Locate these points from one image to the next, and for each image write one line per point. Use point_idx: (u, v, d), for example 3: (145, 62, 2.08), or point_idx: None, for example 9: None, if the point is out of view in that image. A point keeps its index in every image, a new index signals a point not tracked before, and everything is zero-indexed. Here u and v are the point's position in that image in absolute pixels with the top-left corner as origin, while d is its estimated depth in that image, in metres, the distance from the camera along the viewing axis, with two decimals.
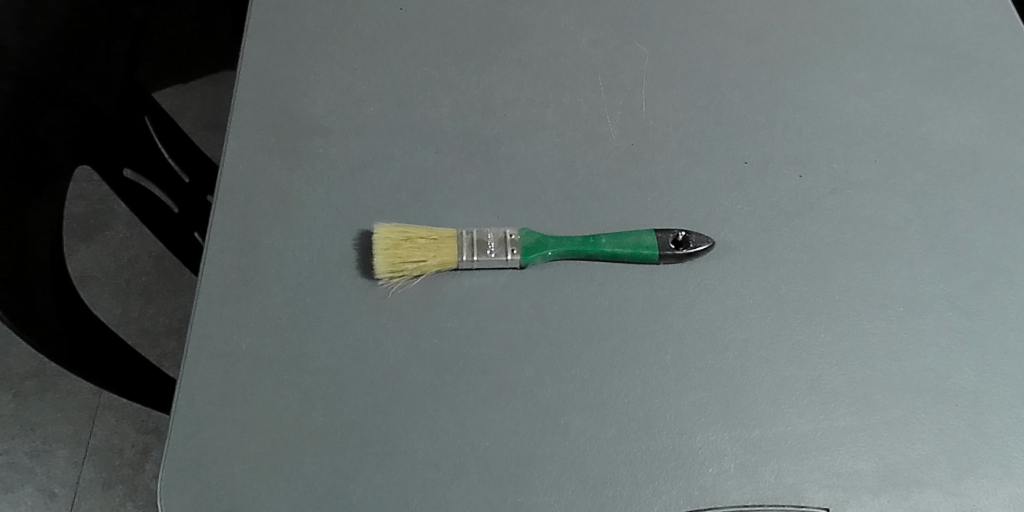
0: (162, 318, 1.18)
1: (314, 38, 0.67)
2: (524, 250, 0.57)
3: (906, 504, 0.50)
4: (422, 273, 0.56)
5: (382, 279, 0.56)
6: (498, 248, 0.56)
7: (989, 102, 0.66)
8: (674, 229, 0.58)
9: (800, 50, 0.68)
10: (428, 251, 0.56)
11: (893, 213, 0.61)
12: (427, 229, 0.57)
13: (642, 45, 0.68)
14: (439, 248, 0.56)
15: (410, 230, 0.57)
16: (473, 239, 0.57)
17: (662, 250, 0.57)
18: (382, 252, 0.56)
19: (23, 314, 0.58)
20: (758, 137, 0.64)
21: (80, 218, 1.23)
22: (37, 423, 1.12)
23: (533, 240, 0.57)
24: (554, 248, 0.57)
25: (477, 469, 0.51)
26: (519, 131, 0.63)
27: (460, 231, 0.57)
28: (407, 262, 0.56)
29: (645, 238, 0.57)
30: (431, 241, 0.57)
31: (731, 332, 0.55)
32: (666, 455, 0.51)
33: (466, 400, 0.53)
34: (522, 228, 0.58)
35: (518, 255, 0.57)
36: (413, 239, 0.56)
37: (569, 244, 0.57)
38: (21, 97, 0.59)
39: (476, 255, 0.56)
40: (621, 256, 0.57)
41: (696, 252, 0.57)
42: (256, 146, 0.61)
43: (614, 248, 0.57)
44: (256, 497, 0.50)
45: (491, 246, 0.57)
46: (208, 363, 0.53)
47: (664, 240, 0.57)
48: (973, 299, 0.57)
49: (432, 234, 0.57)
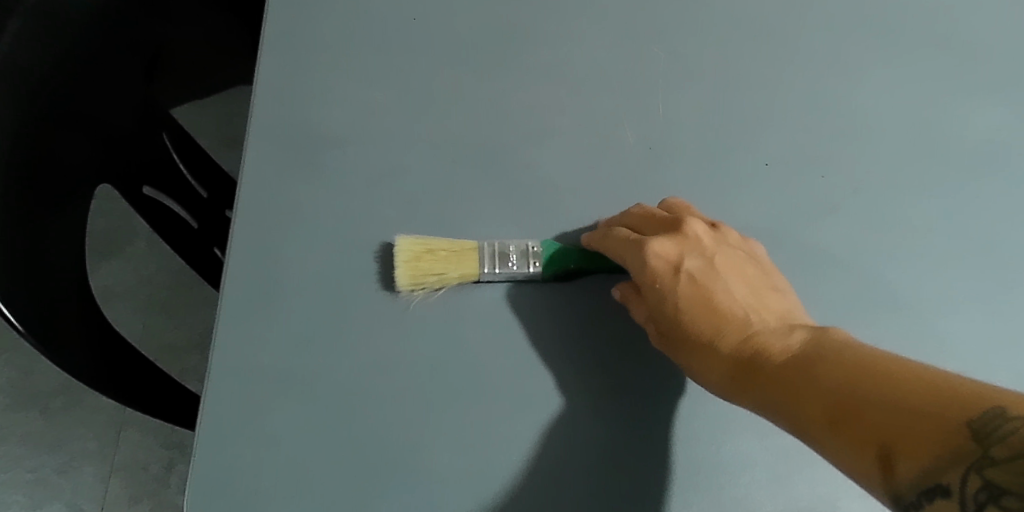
0: (185, 332, 1.19)
1: (325, 44, 0.66)
2: (546, 263, 0.56)
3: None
4: (445, 284, 0.56)
5: (405, 290, 0.56)
6: (521, 260, 0.56)
7: (1011, 98, 0.66)
8: None
9: (816, 47, 0.67)
10: (453, 258, 0.56)
11: (917, 212, 0.61)
12: (449, 240, 0.57)
13: (659, 43, 0.67)
14: (461, 260, 0.56)
15: (432, 241, 0.57)
16: (497, 250, 0.56)
17: None
18: (405, 262, 0.55)
19: (47, 333, 0.58)
20: (778, 137, 0.64)
21: (100, 234, 1.23)
22: (63, 439, 1.12)
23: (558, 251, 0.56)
24: (576, 261, 0.56)
25: (506, 482, 0.51)
26: (536, 138, 0.63)
27: (481, 242, 0.57)
28: (429, 273, 0.55)
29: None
30: (454, 253, 0.56)
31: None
32: (696, 466, 0.52)
33: (492, 412, 0.53)
34: (544, 239, 0.57)
35: (540, 267, 0.56)
36: (435, 250, 0.56)
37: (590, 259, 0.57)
38: (39, 118, 0.60)
39: (498, 268, 0.56)
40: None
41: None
42: (270, 157, 0.61)
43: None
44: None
45: (513, 258, 0.56)
46: (229, 379, 0.53)
47: None
48: (1000, 299, 0.59)
49: (454, 247, 0.56)
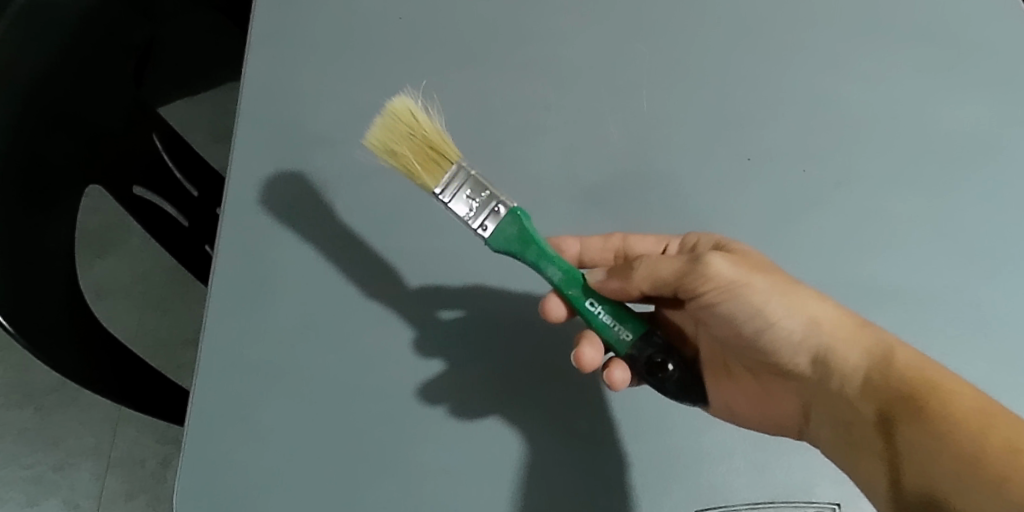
0: (179, 329, 1.19)
1: (315, 46, 0.68)
2: (518, 215, 0.49)
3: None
4: (393, 145, 0.50)
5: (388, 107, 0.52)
6: (482, 206, 0.48)
7: (992, 91, 0.67)
8: (652, 362, 0.50)
9: (796, 44, 0.69)
10: (421, 157, 0.50)
11: (899, 203, 0.62)
12: (445, 143, 0.50)
13: (644, 40, 0.68)
14: (422, 154, 0.50)
15: (436, 132, 0.50)
16: (456, 173, 0.49)
17: (639, 359, 0.50)
18: (387, 118, 0.51)
19: (39, 333, 0.59)
20: (760, 132, 0.65)
21: (94, 232, 1.24)
22: (60, 436, 1.13)
23: (517, 231, 0.49)
24: (537, 246, 0.49)
25: (483, 475, 0.53)
26: (522, 135, 0.64)
27: (458, 163, 0.49)
28: (398, 130, 0.50)
29: (628, 336, 0.51)
30: (430, 151, 0.50)
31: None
32: (675, 456, 0.53)
33: (475, 405, 0.54)
34: (520, 205, 0.49)
35: (506, 212, 0.48)
36: (428, 132, 0.50)
37: (551, 252, 0.50)
38: (29, 122, 0.60)
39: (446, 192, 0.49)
40: (576, 305, 0.51)
41: (668, 391, 0.51)
42: (259, 157, 0.62)
43: (595, 295, 0.51)
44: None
45: (476, 199, 0.48)
46: (216, 377, 0.55)
47: (645, 357, 0.50)
48: (981, 288, 0.59)
49: (437, 148, 0.50)
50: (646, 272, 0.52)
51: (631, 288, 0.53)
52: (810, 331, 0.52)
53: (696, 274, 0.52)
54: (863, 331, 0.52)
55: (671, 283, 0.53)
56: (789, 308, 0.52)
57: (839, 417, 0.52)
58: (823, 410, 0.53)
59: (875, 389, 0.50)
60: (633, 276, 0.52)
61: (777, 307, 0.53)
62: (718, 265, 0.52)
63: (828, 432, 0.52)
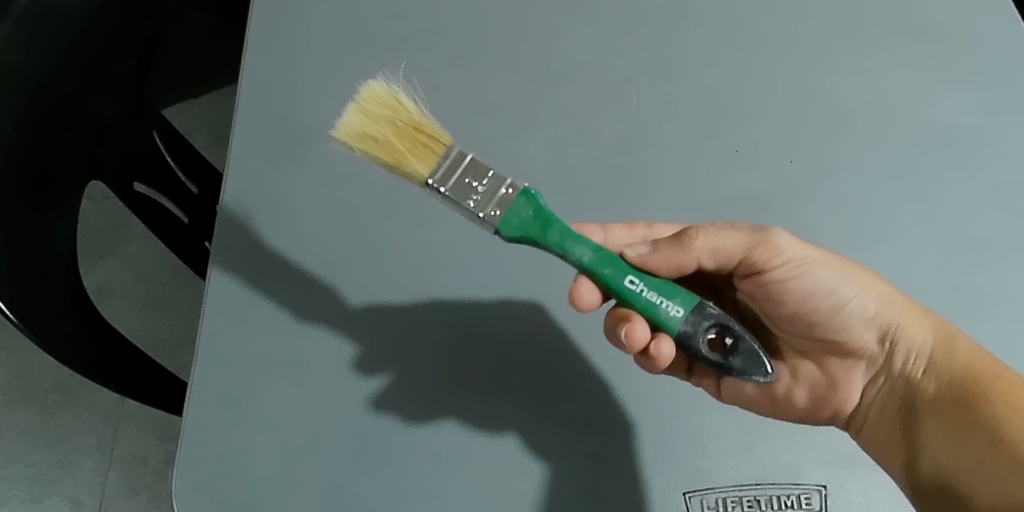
0: (181, 328, 1.21)
1: (311, 44, 0.69)
2: (528, 195, 0.46)
3: (897, 500, 0.53)
4: (377, 130, 0.48)
5: (364, 92, 0.50)
6: (486, 197, 0.45)
7: (976, 82, 0.68)
8: (704, 335, 0.47)
9: (783, 38, 0.70)
10: (408, 142, 0.47)
11: (884, 193, 0.64)
12: (434, 129, 0.48)
13: (633, 36, 0.70)
14: (412, 138, 0.48)
15: (425, 120, 0.49)
16: (452, 155, 0.46)
17: (694, 335, 0.46)
18: (364, 103, 0.49)
19: (42, 324, 0.60)
20: (747, 124, 0.66)
21: (96, 233, 1.26)
22: (63, 434, 1.14)
23: (534, 212, 0.46)
24: (559, 227, 0.46)
25: (477, 459, 0.55)
26: (513, 129, 0.66)
27: (453, 146, 0.47)
28: (382, 115, 0.49)
29: (679, 312, 0.47)
30: (421, 136, 0.48)
31: (688, 375, 0.57)
32: (663, 440, 0.55)
33: (466, 391, 0.57)
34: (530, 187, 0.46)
35: (517, 193, 0.45)
36: (417, 119, 0.49)
37: (572, 233, 0.46)
38: (33, 118, 0.62)
39: (446, 183, 0.45)
40: (614, 286, 0.46)
41: (732, 370, 0.47)
42: (256, 156, 0.65)
43: (633, 273, 0.47)
44: (281, 497, 0.53)
45: (480, 189, 0.45)
46: (216, 366, 0.57)
47: (698, 332, 0.46)
48: (966, 274, 0.60)
49: (428, 133, 0.48)
50: (705, 242, 0.53)
51: (687, 257, 0.53)
52: (879, 310, 0.56)
53: (766, 252, 0.54)
54: (930, 315, 0.56)
55: (735, 258, 0.55)
56: (856, 290, 0.56)
57: (899, 378, 0.59)
58: (893, 372, 0.59)
59: (941, 363, 0.55)
60: (691, 245, 0.53)
61: (847, 289, 0.55)
62: (784, 241, 0.54)
63: (885, 392, 0.60)
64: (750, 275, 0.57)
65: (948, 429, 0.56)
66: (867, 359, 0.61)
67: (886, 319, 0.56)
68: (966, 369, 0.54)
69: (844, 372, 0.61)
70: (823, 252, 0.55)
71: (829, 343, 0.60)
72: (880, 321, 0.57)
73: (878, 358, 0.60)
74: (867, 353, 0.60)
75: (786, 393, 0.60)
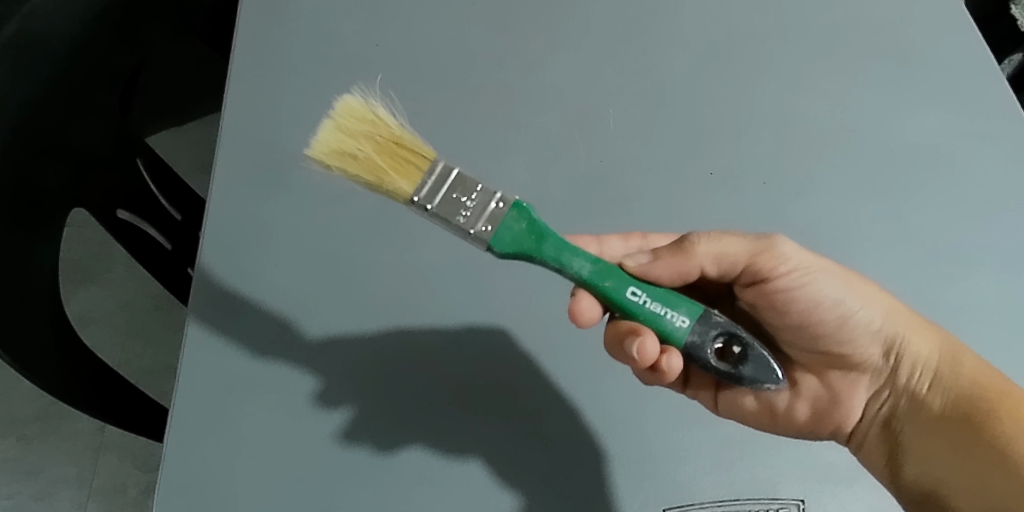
0: (163, 356, 1.20)
1: (295, 73, 0.71)
2: (518, 207, 0.47)
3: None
4: (355, 147, 0.49)
5: (340, 107, 0.51)
6: (475, 214, 0.45)
7: (942, 104, 0.71)
8: (712, 348, 0.48)
9: (755, 64, 0.72)
10: (390, 157, 0.48)
11: (856, 213, 0.65)
12: (416, 144, 0.49)
13: (610, 62, 0.72)
14: (394, 154, 0.48)
15: (406, 135, 0.50)
16: (436, 170, 0.47)
17: (701, 349, 0.48)
18: (341, 120, 0.50)
19: (24, 352, 0.60)
20: (722, 148, 0.68)
21: (78, 261, 1.26)
22: (41, 465, 1.13)
23: (526, 225, 0.47)
24: (553, 239, 0.47)
25: (462, 478, 0.55)
26: (493, 154, 0.67)
27: (438, 160, 0.48)
28: (360, 131, 0.50)
29: (685, 322, 0.48)
30: (404, 151, 0.49)
31: (683, 388, 0.59)
32: (643, 458, 0.56)
33: (450, 412, 0.58)
34: (519, 199, 0.47)
35: (508, 206, 0.46)
36: (398, 134, 0.50)
37: (569, 247, 0.47)
38: (18, 147, 0.62)
39: (432, 201, 0.46)
40: (615, 298, 0.47)
41: (743, 378, 0.49)
42: (241, 182, 0.66)
43: (635, 284, 0.48)
44: None
45: (469, 206, 0.46)
46: (201, 390, 0.57)
47: (705, 345, 0.48)
48: (936, 291, 0.62)
49: (410, 149, 0.49)
50: (708, 247, 0.54)
51: (690, 264, 0.54)
52: (884, 322, 0.57)
53: (771, 259, 0.55)
54: (935, 331, 0.57)
55: (739, 264, 0.55)
56: (862, 301, 0.56)
57: (903, 396, 0.59)
58: (898, 389, 0.59)
59: (946, 378, 0.56)
60: (693, 251, 0.54)
61: (852, 300, 0.56)
62: (789, 248, 0.55)
63: (887, 408, 0.60)
64: (754, 283, 0.57)
65: (953, 446, 0.55)
66: (870, 373, 0.60)
67: (890, 331, 0.57)
68: (971, 385, 0.55)
69: (848, 388, 0.60)
70: (828, 264, 0.56)
71: (832, 356, 0.60)
72: (885, 334, 0.57)
73: (881, 373, 0.60)
74: (871, 368, 0.60)
75: (787, 407, 0.59)
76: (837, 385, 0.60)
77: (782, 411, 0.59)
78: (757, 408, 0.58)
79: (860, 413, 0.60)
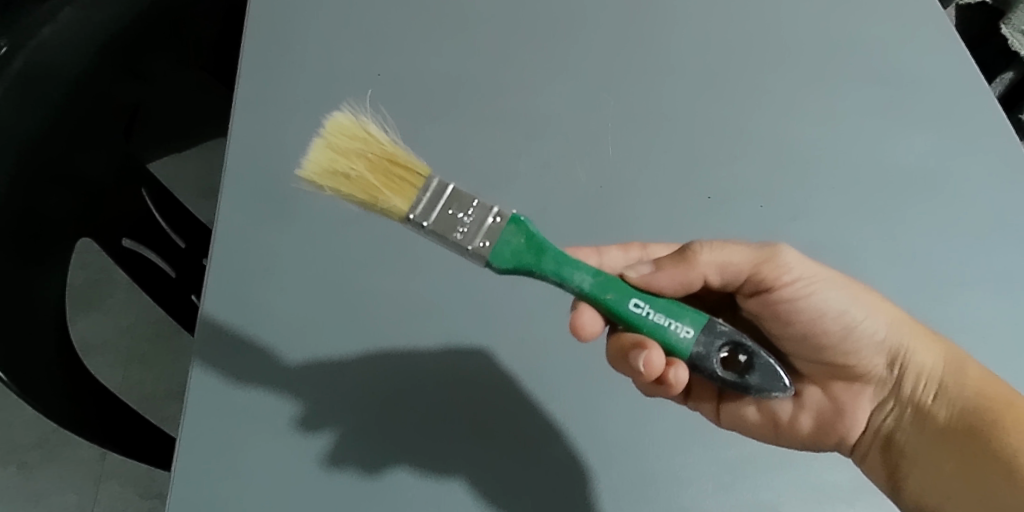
0: (164, 381, 1.20)
1: (300, 102, 0.72)
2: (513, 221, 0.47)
3: None
4: (347, 166, 0.49)
5: (329, 125, 0.52)
6: (472, 231, 0.46)
7: (936, 127, 0.72)
8: (718, 356, 0.49)
9: (752, 88, 0.74)
10: (383, 175, 0.49)
11: (853, 234, 0.66)
12: (410, 160, 0.50)
13: (609, 89, 0.73)
14: (387, 172, 0.49)
15: (399, 152, 0.50)
16: (432, 186, 0.48)
17: (707, 357, 0.48)
18: (331, 138, 0.51)
19: (30, 380, 0.60)
20: (720, 172, 0.69)
21: (80, 288, 1.26)
22: (42, 492, 1.13)
23: (525, 240, 0.47)
24: (552, 252, 0.48)
25: (467, 502, 0.56)
26: (496, 180, 0.68)
27: (432, 177, 0.48)
28: (351, 149, 0.50)
29: (690, 332, 0.48)
30: (398, 169, 0.49)
31: (685, 399, 0.60)
32: (646, 481, 0.57)
33: (454, 435, 0.58)
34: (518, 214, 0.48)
35: (505, 221, 0.47)
36: (391, 152, 0.50)
37: (568, 260, 0.48)
38: (24, 176, 0.63)
39: (428, 217, 0.47)
40: (616, 310, 0.48)
41: (749, 386, 0.49)
42: (247, 210, 0.67)
43: (637, 296, 0.49)
44: None
45: (465, 223, 0.46)
46: (207, 417, 0.57)
47: (710, 354, 0.48)
48: (934, 311, 0.63)
49: (404, 166, 0.49)
50: (710, 257, 0.55)
51: (693, 274, 0.55)
52: (889, 333, 0.58)
53: (775, 269, 0.55)
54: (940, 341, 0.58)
55: (742, 274, 0.56)
56: (867, 311, 0.57)
57: (909, 406, 0.59)
58: (903, 399, 0.60)
59: (949, 389, 0.57)
60: (696, 260, 0.55)
61: (856, 311, 0.57)
62: (792, 258, 0.56)
63: (892, 419, 0.60)
64: (757, 293, 0.58)
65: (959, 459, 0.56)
66: (874, 384, 0.61)
67: (895, 341, 0.58)
68: (976, 396, 0.56)
69: (852, 398, 0.61)
70: (833, 274, 0.57)
71: (837, 366, 0.61)
72: (889, 345, 0.58)
73: (886, 383, 0.60)
74: (875, 378, 0.61)
75: (790, 418, 0.60)
76: (841, 396, 0.61)
77: (786, 423, 0.60)
78: (761, 419, 0.60)
79: (865, 424, 0.60)
